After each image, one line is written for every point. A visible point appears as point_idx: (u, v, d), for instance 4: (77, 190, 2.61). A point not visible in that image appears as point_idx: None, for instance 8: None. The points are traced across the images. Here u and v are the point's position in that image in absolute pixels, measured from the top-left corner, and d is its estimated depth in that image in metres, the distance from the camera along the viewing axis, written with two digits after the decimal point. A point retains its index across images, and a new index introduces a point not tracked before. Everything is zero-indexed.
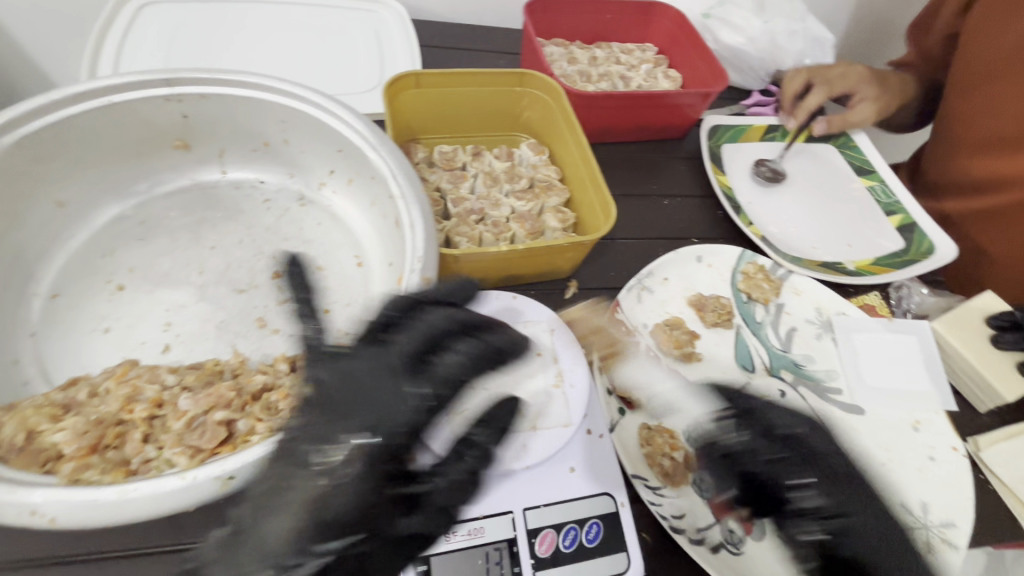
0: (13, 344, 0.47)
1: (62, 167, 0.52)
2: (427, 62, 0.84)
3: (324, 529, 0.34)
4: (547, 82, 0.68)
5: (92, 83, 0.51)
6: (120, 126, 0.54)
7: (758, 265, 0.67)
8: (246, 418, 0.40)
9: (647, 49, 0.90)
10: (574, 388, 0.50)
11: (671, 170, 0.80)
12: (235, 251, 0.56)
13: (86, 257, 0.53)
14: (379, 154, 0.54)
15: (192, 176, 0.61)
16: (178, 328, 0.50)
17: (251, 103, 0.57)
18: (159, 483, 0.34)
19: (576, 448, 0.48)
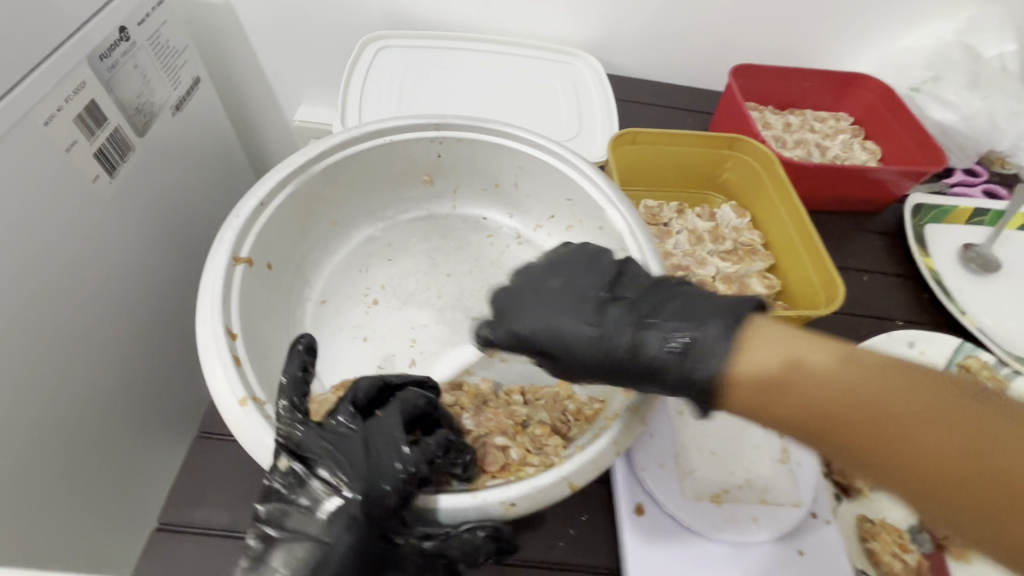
0: (294, 340, 0.55)
1: (342, 192, 0.60)
2: (620, 115, 0.88)
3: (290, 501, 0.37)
4: (762, 150, 0.68)
5: (380, 125, 0.58)
6: (390, 162, 0.61)
7: (981, 360, 0.63)
8: (518, 447, 0.43)
9: (842, 119, 0.88)
10: (802, 466, 0.49)
11: (868, 244, 0.77)
12: (466, 281, 0.62)
13: (346, 270, 0.61)
14: (617, 209, 0.57)
15: (428, 207, 0.67)
16: (422, 345, 0.56)
17: (498, 150, 0.62)
18: (456, 498, 0.39)
19: (805, 531, 0.47)
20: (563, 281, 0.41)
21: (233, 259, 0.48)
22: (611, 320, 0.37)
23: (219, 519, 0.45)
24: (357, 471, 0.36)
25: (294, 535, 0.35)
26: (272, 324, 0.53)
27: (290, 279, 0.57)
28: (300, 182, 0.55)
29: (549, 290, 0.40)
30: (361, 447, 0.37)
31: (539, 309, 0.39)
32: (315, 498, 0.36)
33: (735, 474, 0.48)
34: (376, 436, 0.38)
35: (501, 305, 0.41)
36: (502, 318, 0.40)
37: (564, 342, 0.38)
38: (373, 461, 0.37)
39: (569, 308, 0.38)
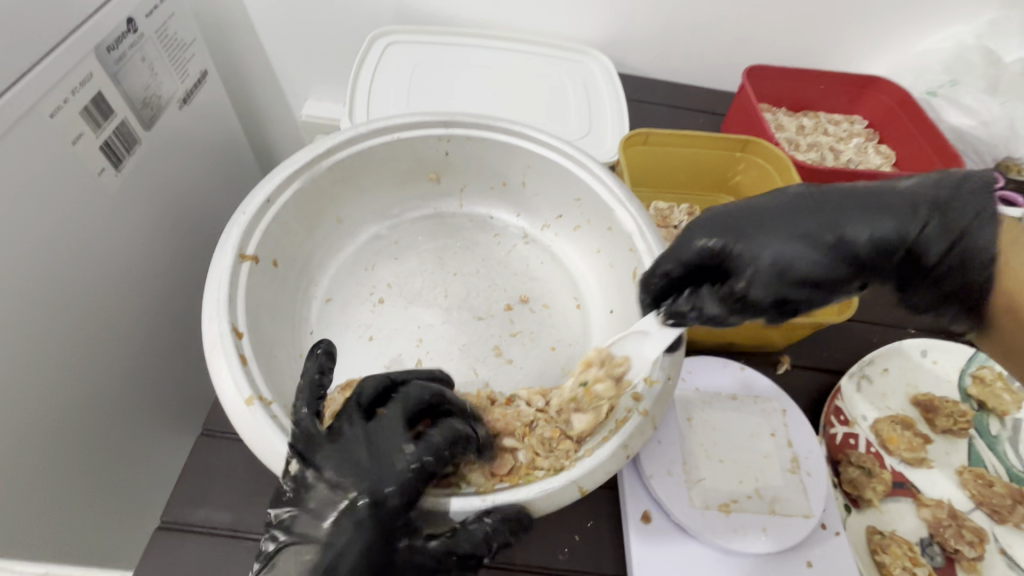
0: (300, 339, 0.54)
1: (348, 189, 0.60)
2: (630, 114, 0.87)
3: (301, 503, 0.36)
4: (775, 152, 0.67)
5: (388, 121, 0.58)
6: (397, 159, 0.61)
7: (996, 370, 0.61)
8: (526, 449, 0.43)
9: (855, 122, 0.87)
10: (811, 476, 0.48)
11: None
12: (473, 280, 0.61)
13: (353, 268, 0.60)
14: (627, 210, 0.56)
15: (434, 206, 0.67)
16: (428, 345, 0.55)
17: (506, 148, 0.61)
18: (466, 501, 0.39)
19: (815, 542, 0.46)
20: (741, 209, 0.43)
21: (239, 256, 0.47)
22: (817, 222, 0.41)
23: (223, 520, 0.45)
24: (366, 473, 0.36)
25: (302, 540, 0.34)
26: (278, 322, 0.52)
27: (296, 277, 0.56)
28: (307, 179, 0.54)
29: (750, 214, 0.42)
30: (372, 446, 0.37)
31: (750, 228, 0.42)
32: (325, 502, 0.35)
33: (745, 483, 0.47)
34: (385, 434, 0.38)
35: (687, 238, 0.43)
36: (685, 248, 0.43)
37: (783, 252, 0.40)
38: (382, 461, 0.37)
39: (779, 224, 0.41)
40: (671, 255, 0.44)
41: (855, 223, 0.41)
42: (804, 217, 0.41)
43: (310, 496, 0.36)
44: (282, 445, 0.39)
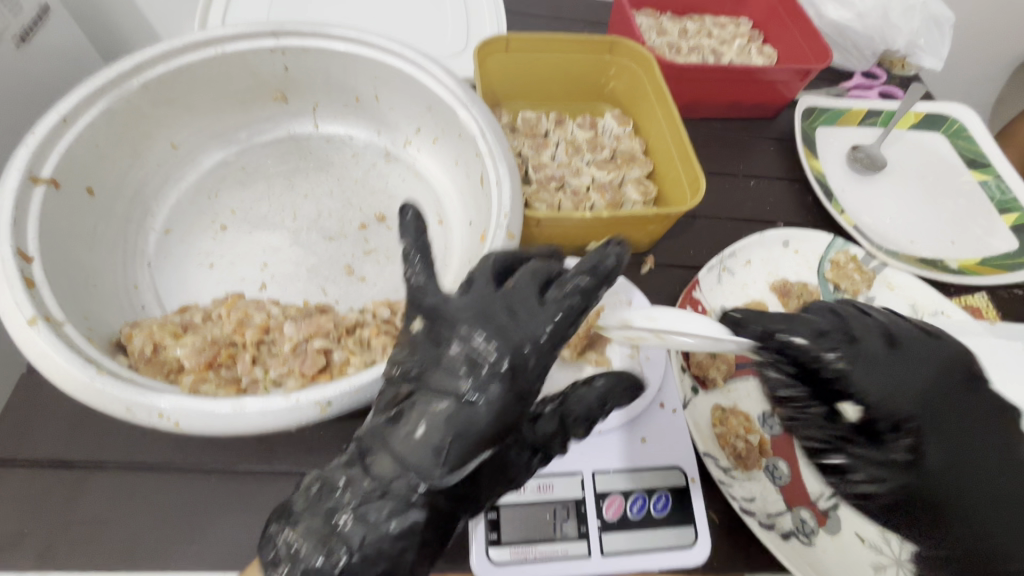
0: (133, 271, 0.52)
1: (177, 112, 0.56)
2: (510, 26, 0.83)
3: (331, 484, 0.35)
4: (639, 51, 0.65)
5: (207, 32, 0.53)
6: (229, 76, 0.57)
7: (850, 254, 0.63)
8: (341, 350, 0.42)
9: (741, 24, 0.85)
10: (649, 359, 0.50)
11: (760, 149, 0.76)
12: (326, 201, 0.59)
13: (195, 198, 0.58)
14: (470, 112, 0.54)
15: (287, 128, 0.64)
16: (274, 269, 0.54)
17: (347, 58, 0.58)
18: (267, 401, 0.37)
19: (649, 419, 0.48)
20: (940, 388, 0.41)
21: (30, 179, 0.43)
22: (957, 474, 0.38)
23: (39, 453, 0.42)
24: (435, 380, 0.36)
25: (376, 460, 0.35)
26: (101, 253, 0.50)
27: (124, 207, 0.53)
28: (116, 98, 0.50)
29: (941, 409, 0.40)
30: (432, 342, 0.37)
31: (936, 429, 0.39)
32: (394, 417, 0.35)
33: (583, 369, 0.50)
34: (496, 304, 0.37)
35: (882, 374, 0.41)
36: (878, 391, 0.40)
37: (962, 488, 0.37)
38: (516, 317, 0.36)
39: (970, 452, 0.39)
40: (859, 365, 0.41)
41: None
42: (990, 453, 0.39)
43: (380, 412, 0.36)
44: (69, 360, 0.37)
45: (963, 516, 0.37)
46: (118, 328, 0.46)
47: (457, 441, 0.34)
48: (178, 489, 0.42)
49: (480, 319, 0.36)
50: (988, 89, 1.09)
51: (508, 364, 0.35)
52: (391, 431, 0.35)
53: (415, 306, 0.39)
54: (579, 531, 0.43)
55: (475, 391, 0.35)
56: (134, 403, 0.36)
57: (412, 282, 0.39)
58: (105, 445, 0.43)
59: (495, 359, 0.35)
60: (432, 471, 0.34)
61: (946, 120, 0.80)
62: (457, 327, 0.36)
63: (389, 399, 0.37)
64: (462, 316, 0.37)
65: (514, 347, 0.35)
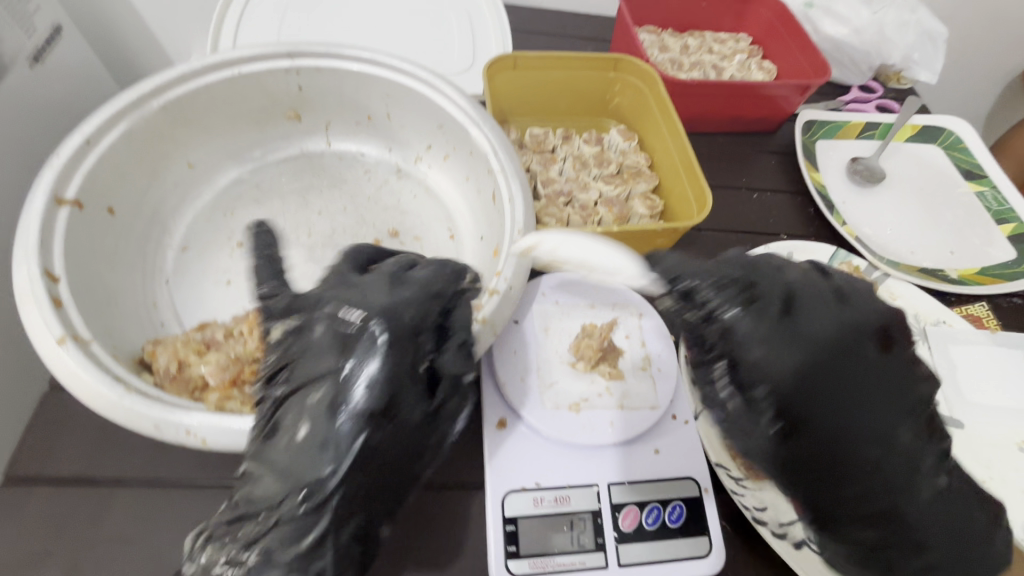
0: (152, 289, 0.52)
1: (194, 131, 0.57)
2: (516, 43, 0.85)
3: (235, 516, 0.36)
4: (644, 68, 0.67)
5: (225, 54, 0.55)
6: (245, 95, 0.58)
7: (852, 265, 0.65)
8: None
9: (741, 40, 0.87)
10: (661, 371, 0.51)
11: (762, 162, 0.77)
12: (340, 217, 0.60)
13: (211, 215, 0.59)
14: (481, 130, 0.56)
15: (300, 146, 0.65)
16: (290, 285, 0.55)
17: (360, 77, 0.59)
18: None
19: (662, 431, 0.49)
20: (778, 328, 0.34)
21: (55, 200, 0.44)
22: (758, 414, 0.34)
23: (64, 471, 0.43)
24: (310, 378, 0.36)
25: (256, 486, 0.35)
26: (122, 271, 0.50)
27: (143, 225, 0.54)
28: (136, 120, 0.51)
29: (839, 374, 0.33)
30: (296, 342, 0.38)
31: (828, 396, 0.33)
32: (275, 427, 0.35)
33: (596, 382, 0.50)
34: (353, 298, 0.38)
35: (793, 344, 0.33)
36: (751, 342, 0.33)
37: (848, 466, 0.33)
38: (385, 306, 0.37)
39: (879, 423, 0.33)
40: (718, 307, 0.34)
41: (902, 501, 0.34)
42: (914, 444, 0.34)
43: (263, 422, 0.36)
44: (98, 380, 0.37)
45: (849, 486, 0.34)
46: (139, 345, 0.47)
47: (342, 440, 0.34)
48: (201, 505, 0.42)
49: (320, 310, 0.38)
50: (981, 101, 1.12)
51: (393, 347, 0.36)
52: (275, 447, 0.35)
53: (274, 316, 0.41)
54: (596, 543, 0.43)
55: (362, 383, 0.34)
56: (162, 421, 0.36)
57: (266, 295, 0.43)
58: (128, 462, 0.44)
59: (356, 341, 0.36)
60: (321, 478, 0.33)
61: (943, 132, 0.82)
62: (329, 325, 0.37)
63: (268, 410, 0.37)
64: (316, 319, 0.38)
65: (388, 331, 0.36)
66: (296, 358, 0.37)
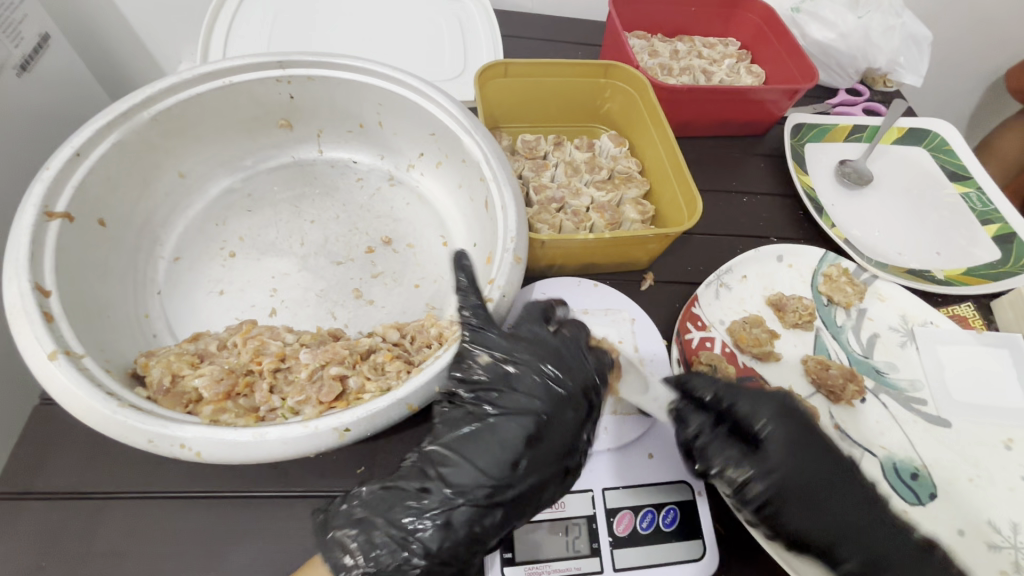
0: (144, 300, 0.52)
1: (185, 141, 0.57)
2: (506, 49, 0.85)
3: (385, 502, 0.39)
4: (634, 74, 0.67)
5: (216, 64, 0.55)
6: (236, 105, 0.58)
7: (841, 267, 0.66)
8: (357, 375, 0.43)
9: (729, 44, 0.88)
10: (653, 375, 0.52)
11: (752, 166, 0.78)
12: (332, 226, 0.60)
13: (203, 225, 0.58)
14: (473, 138, 0.56)
15: (292, 154, 0.65)
16: (283, 294, 0.55)
17: (352, 85, 0.59)
18: (286, 429, 0.37)
19: (656, 435, 0.49)
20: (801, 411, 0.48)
21: (45, 214, 0.44)
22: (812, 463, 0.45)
23: (57, 485, 0.43)
24: (510, 403, 0.43)
25: (450, 471, 0.40)
26: (114, 283, 0.50)
27: (135, 236, 0.54)
28: (127, 131, 0.51)
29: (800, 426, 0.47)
30: (501, 371, 0.43)
31: (811, 500, 0.44)
32: (472, 435, 0.42)
33: None
34: (546, 349, 0.45)
35: (772, 401, 0.48)
36: (745, 402, 0.47)
37: (825, 492, 0.44)
38: (572, 362, 0.45)
39: (827, 458, 0.46)
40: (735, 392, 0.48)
41: (851, 531, 0.43)
42: (844, 474, 0.46)
43: (451, 427, 0.43)
44: (91, 394, 0.37)
45: (818, 505, 0.44)
46: (132, 357, 0.47)
47: (523, 446, 0.42)
48: (195, 517, 0.42)
49: (516, 346, 0.45)
50: (966, 103, 1.14)
51: (578, 397, 0.44)
52: (466, 444, 0.42)
53: (477, 342, 0.43)
54: (591, 548, 0.44)
55: (554, 419, 0.43)
56: (156, 434, 0.36)
57: (468, 318, 0.45)
58: (122, 475, 0.44)
59: (547, 376, 0.44)
60: (508, 480, 0.41)
61: (928, 134, 0.84)
62: (531, 368, 0.44)
63: (462, 422, 0.43)
64: (518, 351, 0.44)
65: (574, 385, 0.44)
66: (492, 385, 0.43)
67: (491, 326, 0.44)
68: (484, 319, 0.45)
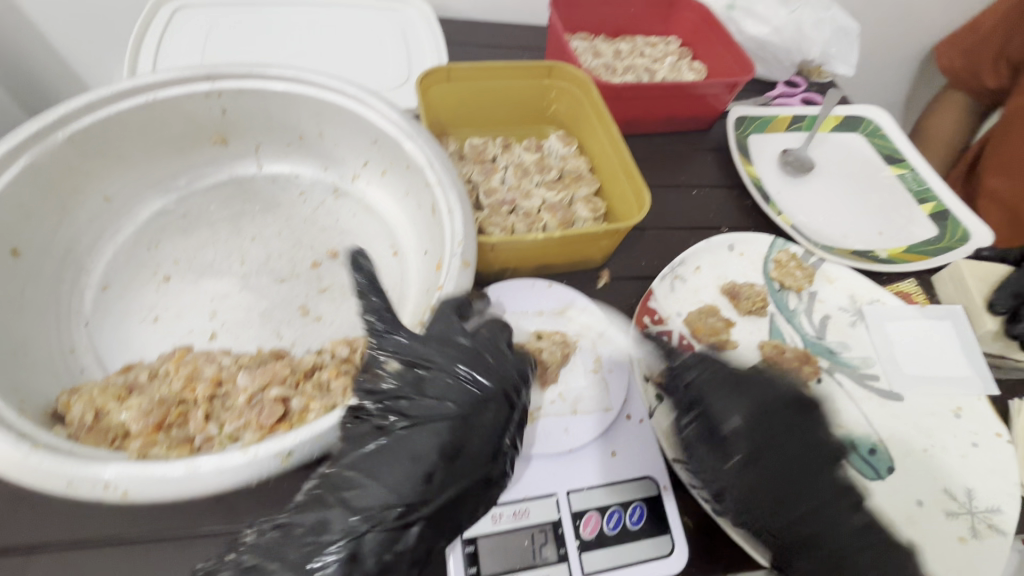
0: (68, 333, 0.49)
1: (109, 163, 0.54)
2: (452, 55, 0.85)
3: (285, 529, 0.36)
4: (577, 74, 0.68)
5: (137, 79, 0.52)
6: (164, 122, 0.56)
7: (790, 253, 0.67)
8: (300, 396, 0.41)
9: (671, 42, 0.90)
10: (611, 372, 0.52)
11: (699, 160, 0.80)
12: (274, 242, 0.58)
13: (134, 250, 0.55)
14: (415, 143, 0.55)
15: (230, 171, 0.62)
16: (224, 317, 0.52)
17: (288, 97, 0.57)
18: (224, 458, 0.35)
19: (617, 432, 0.49)
20: (772, 412, 0.47)
21: None
22: (774, 466, 0.45)
23: None
24: (423, 409, 0.40)
25: (355, 494, 0.37)
26: (31, 318, 0.47)
27: (56, 266, 0.51)
28: (40, 152, 0.48)
29: (772, 429, 0.46)
30: (413, 379, 0.41)
31: (773, 499, 0.44)
32: (379, 448, 0.38)
33: (548, 392, 0.50)
34: (462, 349, 0.43)
35: (744, 401, 0.47)
36: (723, 406, 0.47)
37: (786, 492, 0.45)
38: (491, 358, 0.44)
39: (793, 463, 0.45)
40: (709, 392, 0.48)
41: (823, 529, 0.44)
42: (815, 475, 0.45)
43: (356, 445, 0.39)
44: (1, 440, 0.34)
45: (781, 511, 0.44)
46: (53, 396, 0.43)
47: (444, 460, 0.38)
48: (131, 564, 0.39)
49: (431, 351, 0.42)
50: (897, 90, 1.19)
51: (498, 397, 0.42)
52: (373, 461, 0.38)
53: (384, 348, 0.42)
54: (559, 554, 0.42)
55: (480, 422, 0.40)
56: (76, 476, 0.33)
57: (376, 324, 0.44)
58: (48, 525, 0.40)
59: (478, 385, 0.41)
60: (423, 492, 0.37)
61: (863, 121, 0.87)
62: (444, 369, 0.42)
63: (372, 435, 0.39)
64: (432, 353, 0.42)
65: (500, 381, 0.42)
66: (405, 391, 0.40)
67: (400, 333, 0.43)
68: (393, 328, 0.44)
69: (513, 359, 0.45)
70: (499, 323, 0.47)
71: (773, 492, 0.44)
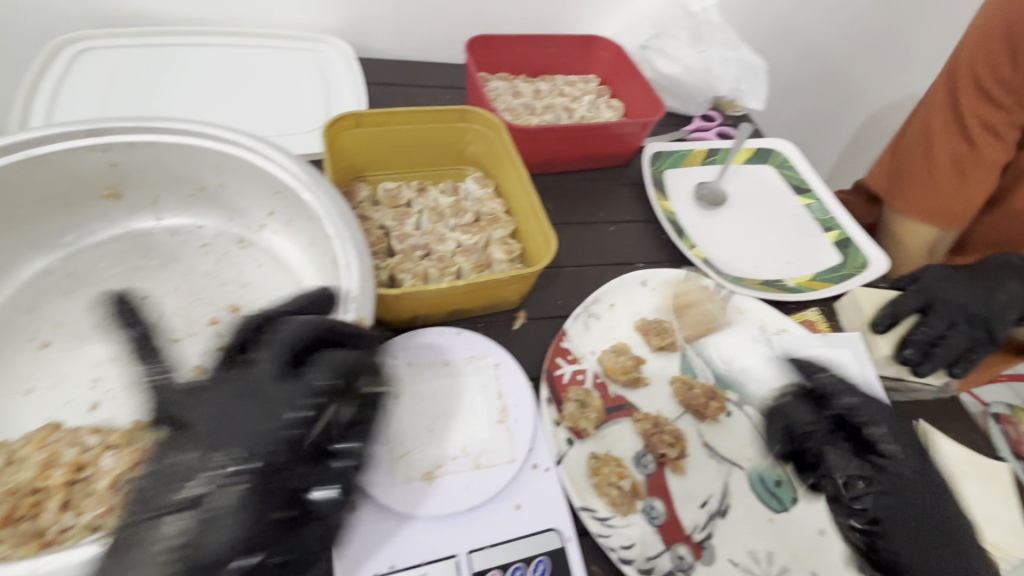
0: None
1: None
2: (373, 97, 0.85)
3: None
4: (489, 117, 0.69)
5: (9, 137, 0.50)
6: (43, 180, 0.53)
7: (701, 286, 0.69)
8: None
9: (590, 81, 0.93)
10: (518, 422, 0.51)
11: (618, 196, 0.82)
12: (170, 299, 0.56)
13: (9, 314, 0.51)
14: (313, 194, 0.54)
15: (125, 225, 0.60)
16: (107, 384, 0.49)
17: (182, 149, 0.56)
18: (71, 556, 0.33)
19: (521, 484, 0.48)
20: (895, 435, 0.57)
21: None
22: (881, 478, 0.55)
23: None
24: (185, 476, 0.35)
25: None
26: None
27: None
28: None
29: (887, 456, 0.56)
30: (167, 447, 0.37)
31: (884, 505, 0.54)
32: (127, 533, 0.33)
33: (451, 446, 0.49)
34: (232, 389, 0.38)
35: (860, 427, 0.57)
36: (870, 436, 0.56)
37: (895, 500, 0.54)
38: (265, 401, 0.37)
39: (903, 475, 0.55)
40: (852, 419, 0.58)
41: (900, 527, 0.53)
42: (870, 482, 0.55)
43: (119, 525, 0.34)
44: None
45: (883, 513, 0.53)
46: None
47: (191, 542, 0.32)
48: None
49: (205, 405, 0.38)
50: None
51: (247, 456, 0.35)
52: (125, 546, 0.32)
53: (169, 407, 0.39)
54: None
55: (218, 494, 0.34)
56: None
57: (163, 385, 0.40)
58: None
59: (241, 447, 0.36)
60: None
61: (773, 153, 0.91)
62: (197, 434, 0.36)
63: (131, 511, 0.34)
64: (209, 407, 0.37)
65: (271, 433, 0.36)
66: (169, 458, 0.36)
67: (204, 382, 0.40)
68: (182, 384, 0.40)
69: (302, 391, 0.38)
70: (304, 343, 0.40)
71: (902, 506, 0.53)
